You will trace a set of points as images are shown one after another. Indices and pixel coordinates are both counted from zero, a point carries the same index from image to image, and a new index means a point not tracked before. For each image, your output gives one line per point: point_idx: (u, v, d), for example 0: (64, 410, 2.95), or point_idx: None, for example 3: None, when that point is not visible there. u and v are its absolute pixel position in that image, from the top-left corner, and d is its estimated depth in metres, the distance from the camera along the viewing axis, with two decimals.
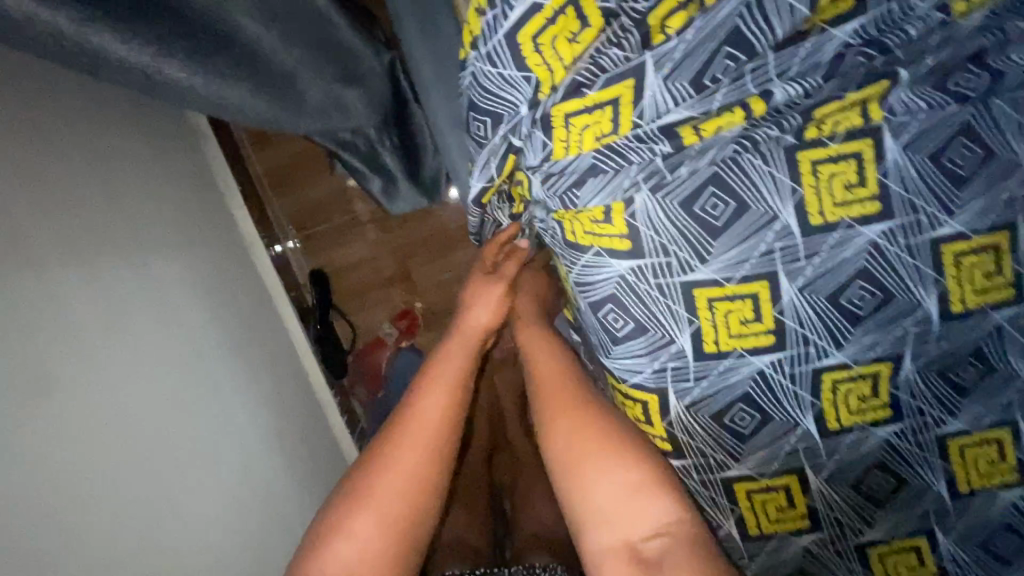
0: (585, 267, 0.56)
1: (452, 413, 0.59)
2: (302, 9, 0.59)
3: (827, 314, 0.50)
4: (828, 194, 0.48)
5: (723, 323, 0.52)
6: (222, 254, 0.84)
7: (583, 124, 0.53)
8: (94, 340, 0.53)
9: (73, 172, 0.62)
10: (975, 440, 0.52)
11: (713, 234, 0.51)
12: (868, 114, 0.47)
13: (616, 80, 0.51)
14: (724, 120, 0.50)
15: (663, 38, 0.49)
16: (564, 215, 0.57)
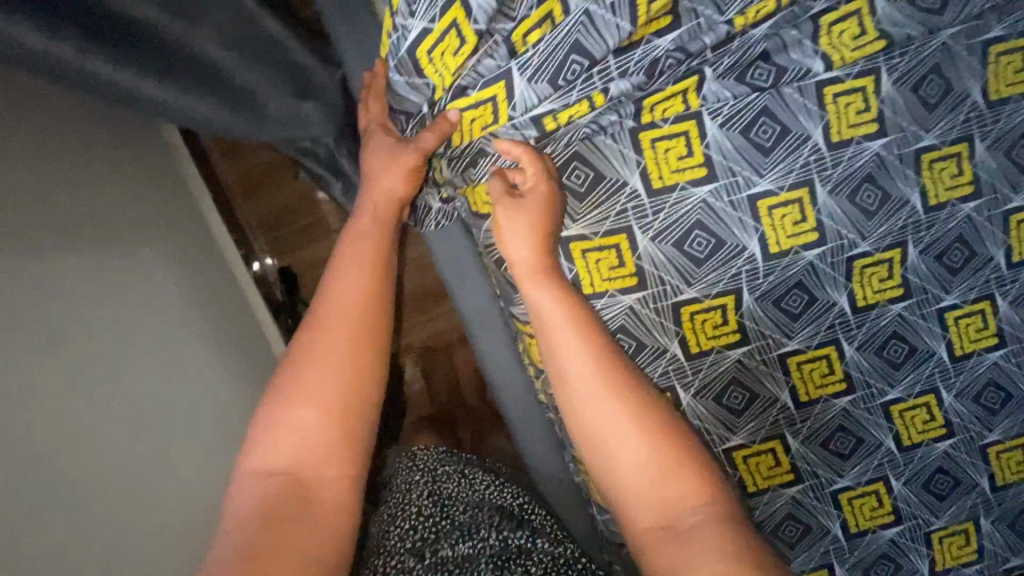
0: (489, 225, 1.07)
1: (357, 332, 0.91)
2: (280, 61, 1.07)
3: (677, 257, 1.03)
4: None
5: (597, 269, 1.03)
6: (182, 233, 1.22)
7: (470, 115, 0.97)
8: (61, 282, 0.86)
9: (67, 168, 1.00)
10: (809, 358, 1.08)
11: (580, 196, 1.01)
12: (689, 101, 0.98)
13: (490, 84, 0.93)
14: (578, 109, 0.95)
15: (523, 49, 0.90)
16: (471, 191, 1.06)
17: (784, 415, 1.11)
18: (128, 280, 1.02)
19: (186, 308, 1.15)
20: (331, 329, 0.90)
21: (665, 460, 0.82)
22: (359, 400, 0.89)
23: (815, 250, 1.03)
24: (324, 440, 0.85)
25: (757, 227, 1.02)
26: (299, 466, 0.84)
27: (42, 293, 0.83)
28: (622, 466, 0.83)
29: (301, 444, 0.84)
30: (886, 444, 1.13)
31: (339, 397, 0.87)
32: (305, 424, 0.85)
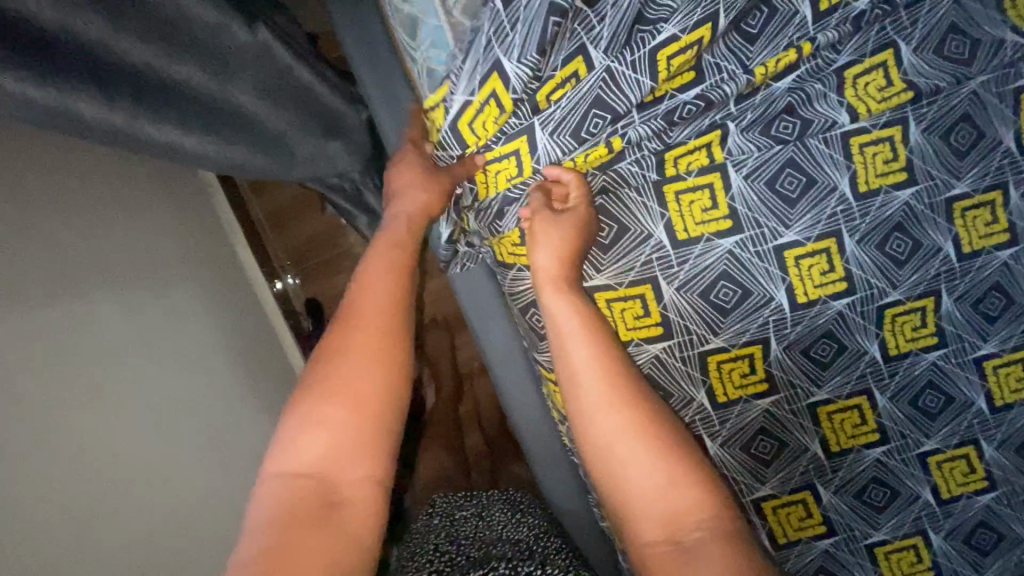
0: (520, 272, 1.12)
1: (388, 332, 0.88)
2: (313, 109, 1.17)
3: (699, 307, 1.05)
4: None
5: (624, 318, 1.08)
6: (217, 265, 1.28)
7: (499, 171, 1.05)
8: (102, 312, 0.94)
9: (118, 207, 1.07)
10: (836, 408, 1.08)
11: (603, 249, 1.06)
12: (713, 155, 1.02)
13: (515, 139, 1.02)
14: (594, 157, 1.03)
15: (545, 106, 0.99)
16: (500, 240, 1.11)
17: (814, 464, 1.11)
18: (177, 313, 1.11)
19: (229, 337, 1.23)
20: (358, 327, 0.87)
21: (668, 467, 0.77)
22: (387, 403, 0.84)
23: (846, 300, 1.03)
24: (350, 441, 0.80)
25: (783, 278, 1.03)
26: (325, 465, 0.78)
27: (95, 323, 0.92)
28: (621, 473, 0.79)
29: (326, 445, 0.79)
30: (925, 496, 1.11)
31: (371, 397, 0.83)
32: (329, 423, 0.80)
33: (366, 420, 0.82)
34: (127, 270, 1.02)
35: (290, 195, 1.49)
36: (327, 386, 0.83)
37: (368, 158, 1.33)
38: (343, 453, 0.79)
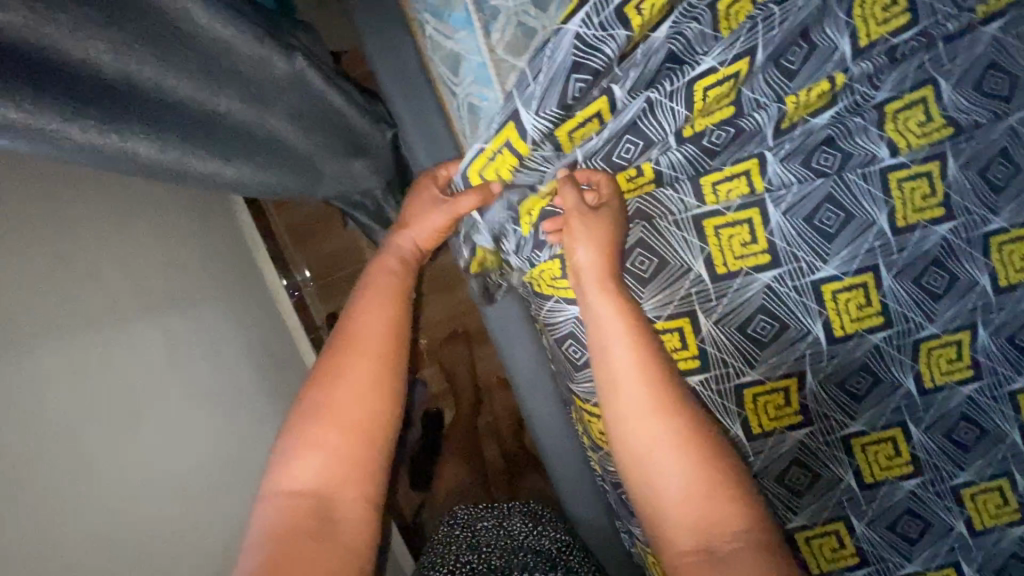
0: (737, 291, 0.66)
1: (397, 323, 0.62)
2: (344, 143, 0.94)
3: (914, 294, 0.67)
4: (910, 132, 0.64)
5: (847, 312, 0.67)
6: (236, 286, 0.99)
7: (728, 189, 0.65)
8: (118, 363, 0.63)
9: (125, 206, 0.76)
10: (981, 488, 0.71)
11: (829, 239, 0.65)
12: (931, 110, 0.64)
13: (746, 158, 0.65)
14: (920, 182, 0.65)
15: (790, 125, 0.65)
16: (714, 246, 0.66)
17: None
18: (207, 350, 0.82)
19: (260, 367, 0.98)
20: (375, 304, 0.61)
21: (716, 494, 0.47)
22: (371, 414, 0.56)
23: None
24: (331, 458, 0.53)
25: None
26: (317, 481, 0.52)
27: (113, 382, 0.61)
28: (668, 498, 0.48)
29: (331, 444, 0.54)
30: None
31: (356, 386, 0.56)
32: (326, 429, 0.54)
33: (348, 435, 0.54)
34: (155, 290, 0.75)
35: (312, 212, 1.30)
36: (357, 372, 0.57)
37: (391, 174, 1.14)
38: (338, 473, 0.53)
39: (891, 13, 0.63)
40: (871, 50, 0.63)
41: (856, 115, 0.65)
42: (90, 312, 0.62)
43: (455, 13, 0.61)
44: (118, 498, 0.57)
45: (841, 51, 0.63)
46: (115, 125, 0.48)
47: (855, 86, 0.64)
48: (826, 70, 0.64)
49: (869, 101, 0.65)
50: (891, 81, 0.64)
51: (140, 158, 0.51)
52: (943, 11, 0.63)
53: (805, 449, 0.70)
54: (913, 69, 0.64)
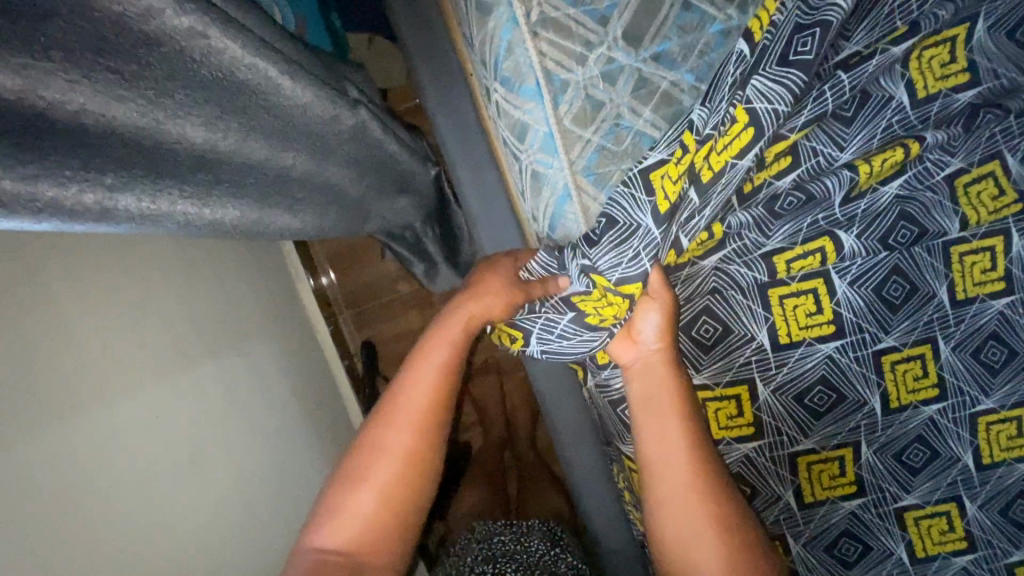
0: (796, 361, 0.66)
1: (441, 390, 0.61)
2: (391, 181, 0.97)
3: (975, 369, 0.66)
4: (982, 207, 0.64)
5: (904, 382, 0.66)
6: (271, 319, 1.01)
7: (799, 261, 0.66)
8: (158, 413, 0.65)
9: (170, 252, 0.78)
10: None
11: (894, 311, 0.65)
12: (999, 183, 0.63)
13: (818, 230, 0.66)
14: (982, 254, 0.64)
15: (860, 192, 0.65)
16: (780, 316, 0.66)
17: None
18: (239, 392, 0.83)
19: (295, 400, 1.00)
20: (425, 376, 0.61)
21: None
22: (406, 488, 0.59)
23: None
24: (363, 522, 0.57)
25: None
26: (350, 544, 0.56)
27: (146, 437, 0.62)
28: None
29: (363, 519, 0.57)
30: None
31: (394, 453, 0.59)
32: (360, 505, 0.58)
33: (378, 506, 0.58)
34: (195, 339, 0.77)
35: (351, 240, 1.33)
36: (394, 440, 0.59)
37: (431, 208, 1.18)
38: (375, 542, 0.57)
39: (949, 69, 0.62)
40: (932, 103, 0.63)
41: (925, 186, 0.64)
42: (134, 365, 0.64)
43: (525, 85, 0.61)
44: (159, 553, 0.59)
45: (900, 99, 0.63)
46: (208, 198, 0.50)
47: (929, 157, 0.64)
48: (891, 133, 0.64)
49: (942, 169, 0.64)
50: (948, 146, 0.64)
51: (227, 225, 0.53)
52: (1011, 76, 0.61)
53: (857, 518, 0.69)
54: (985, 140, 0.63)
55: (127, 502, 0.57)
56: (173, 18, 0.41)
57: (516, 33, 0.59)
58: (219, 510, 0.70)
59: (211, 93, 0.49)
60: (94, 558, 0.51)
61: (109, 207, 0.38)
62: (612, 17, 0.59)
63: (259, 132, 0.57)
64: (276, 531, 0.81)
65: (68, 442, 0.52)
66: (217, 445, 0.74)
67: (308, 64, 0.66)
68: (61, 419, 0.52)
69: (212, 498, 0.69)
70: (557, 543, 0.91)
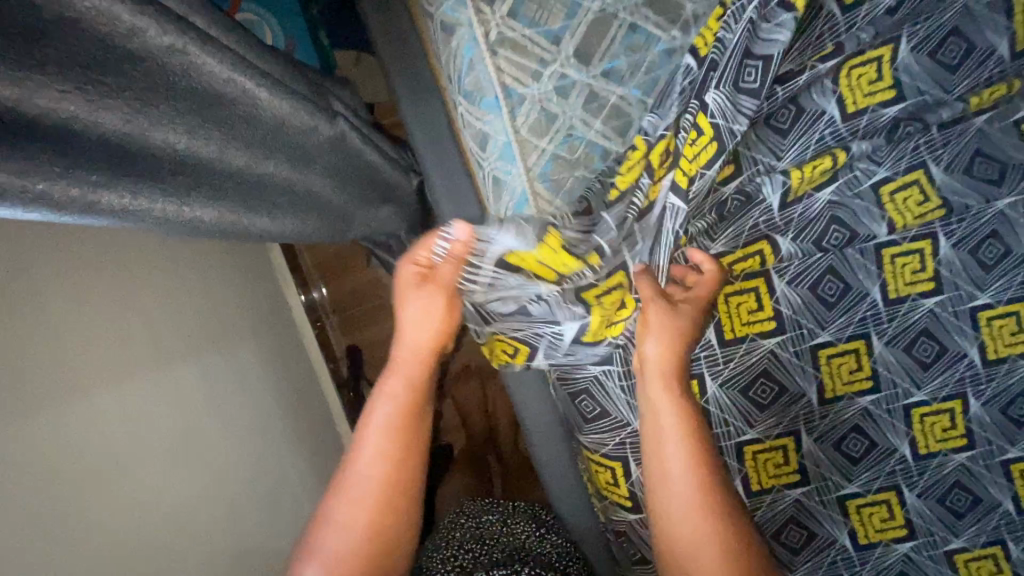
0: (737, 355, 0.71)
1: (399, 421, 0.59)
2: (375, 189, 1.02)
3: (908, 363, 0.70)
4: (908, 211, 0.69)
5: (838, 374, 0.70)
6: (255, 320, 1.05)
7: (740, 264, 0.71)
8: (137, 404, 0.69)
9: (156, 255, 0.82)
10: (975, 554, 0.73)
11: (827, 308, 0.70)
12: (924, 190, 0.69)
13: (758, 234, 0.71)
14: (911, 255, 0.69)
15: (800, 195, 0.70)
16: (724, 313, 0.71)
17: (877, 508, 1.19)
18: (221, 388, 0.87)
19: (278, 399, 1.03)
20: (384, 410, 0.58)
21: None
22: (379, 518, 0.57)
23: None
24: (348, 561, 0.55)
25: None
26: None
27: (124, 427, 0.66)
28: None
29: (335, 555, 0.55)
30: None
31: (366, 481, 0.57)
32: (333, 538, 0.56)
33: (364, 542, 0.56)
34: (179, 336, 0.81)
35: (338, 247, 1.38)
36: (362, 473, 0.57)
37: (415, 217, 1.23)
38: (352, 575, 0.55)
39: (876, 86, 0.67)
40: (860, 116, 0.68)
41: (853, 194, 0.70)
42: (116, 359, 0.68)
43: (485, 98, 0.66)
44: (131, 536, 0.62)
45: (830, 113, 0.68)
46: (189, 198, 0.55)
47: (853, 167, 0.69)
48: (822, 144, 0.69)
49: (869, 178, 0.69)
50: (874, 156, 0.69)
51: (206, 225, 0.58)
52: (929, 93, 0.68)
53: (801, 506, 0.73)
54: (910, 150, 0.69)
55: (102, 485, 0.60)
56: (156, 37, 0.47)
57: (476, 51, 0.65)
58: (196, 498, 0.74)
59: (190, 105, 0.54)
60: (66, 535, 0.55)
61: (91, 201, 0.43)
62: (564, 37, 0.65)
63: (239, 142, 0.62)
64: (252, 524, 0.84)
65: (48, 423, 0.56)
66: (197, 436, 0.78)
67: (290, 80, 0.72)
68: (41, 406, 0.56)
69: (188, 487, 0.73)
70: (540, 525, 0.88)
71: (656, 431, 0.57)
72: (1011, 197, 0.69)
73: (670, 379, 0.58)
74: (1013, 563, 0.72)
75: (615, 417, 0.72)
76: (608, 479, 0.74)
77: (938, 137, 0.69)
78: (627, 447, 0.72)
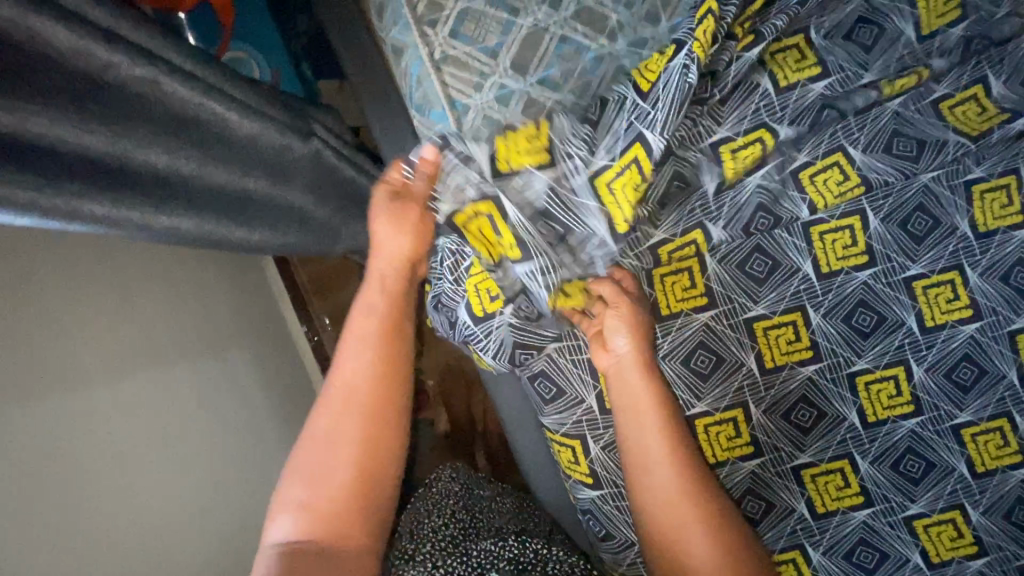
0: (678, 330, 0.75)
1: (374, 361, 0.68)
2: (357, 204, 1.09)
3: (845, 333, 0.74)
4: (829, 193, 0.75)
5: (776, 346, 0.75)
6: (251, 332, 1.12)
7: (674, 248, 0.76)
8: (133, 403, 0.75)
9: (152, 273, 0.90)
10: (935, 520, 0.74)
11: (760, 284, 0.75)
12: (844, 170, 0.74)
13: (693, 220, 0.76)
14: (839, 230, 0.74)
15: (733, 176, 0.75)
16: (660, 295, 0.75)
17: None
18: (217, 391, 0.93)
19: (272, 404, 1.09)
20: (356, 342, 0.68)
21: (696, 527, 0.59)
22: (362, 444, 0.64)
23: None
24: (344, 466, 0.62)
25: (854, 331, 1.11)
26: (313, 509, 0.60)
27: (120, 423, 0.72)
28: (665, 527, 0.60)
29: (334, 478, 0.62)
30: None
31: (344, 408, 0.65)
32: (330, 463, 0.62)
33: (347, 479, 0.62)
34: (174, 343, 0.88)
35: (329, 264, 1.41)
36: (345, 414, 0.65)
37: None
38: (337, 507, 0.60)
39: (803, 64, 0.74)
40: (791, 90, 0.74)
41: (779, 178, 0.75)
42: (112, 362, 0.75)
43: (433, 109, 0.74)
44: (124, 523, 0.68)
45: (765, 86, 0.74)
46: (169, 208, 0.62)
47: (774, 153, 0.75)
48: (757, 118, 0.74)
49: (791, 164, 0.75)
50: (793, 145, 0.75)
51: (184, 235, 0.65)
52: (852, 69, 0.74)
53: (757, 478, 0.76)
54: (828, 137, 0.75)
55: (98, 473, 0.67)
56: (129, 69, 0.54)
57: (423, 69, 0.72)
58: (190, 490, 0.79)
59: (167, 128, 0.61)
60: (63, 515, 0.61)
61: (76, 209, 0.50)
62: (500, 52, 0.72)
63: (216, 162, 0.70)
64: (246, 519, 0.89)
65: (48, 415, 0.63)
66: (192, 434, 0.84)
67: (264, 106, 0.80)
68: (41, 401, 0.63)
69: (180, 480, 0.79)
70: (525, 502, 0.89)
71: (632, 409, 0.64)
72: (935, 170, 0.74)
73: (641, 369, 0.65)
74: (974, 527, 0.73)
75: (571, 395, 0.76)
76: (570, 458, 0.78)
77: (846, 123, 0.75)
78: (585, 426, 0.76)
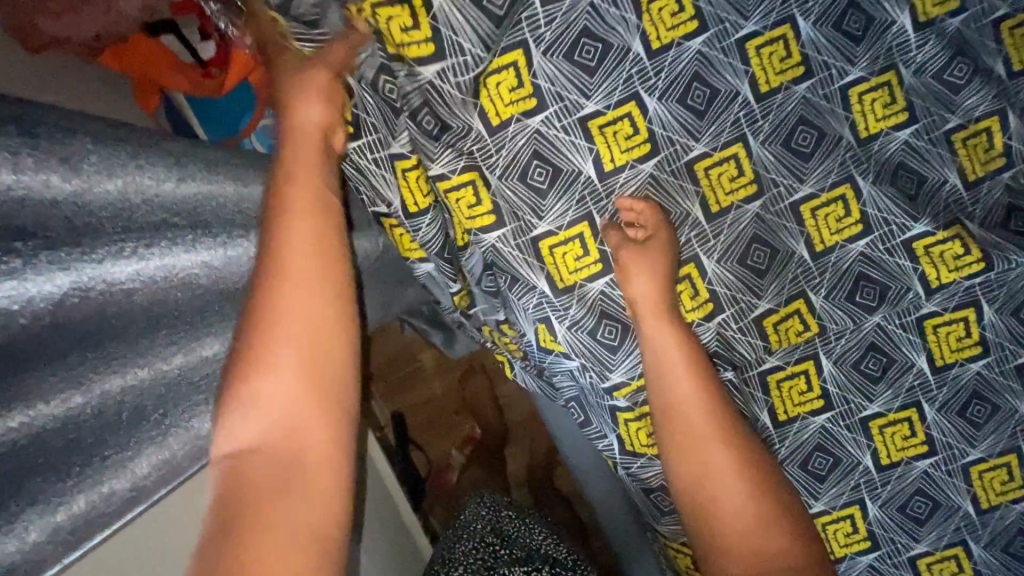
0: (795, 436, 0.74)
1: (326, 234, 0.52)
2: None
3: (959, 424, 0.74)
4: (945, 264, 0.73)
5: (893, 442, 0.74)
6: None
7: (784, 328, 0.74)
8: None
9: None
10: None
11: (874, 382, 0.74)
12: (959, 258, 0.73)
13: (796, 297, 0.74)
14: (955, 322, 0.73)
15: (826, 248, 0.74)
16: (775, 399, 0.74)
17: None
18: None
19: None
20: (299, 223, 0.51)
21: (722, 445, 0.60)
22: (334, 336, 0.50)
23: None
24: (306, 367, 0.48)
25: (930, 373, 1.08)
26: (280, 431, 0.46)
27: None
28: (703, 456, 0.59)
29: (288, 401, 0.47)
30: None
31: (294, 290, 0.49)
32: (278, 385, 0.47)
33: (310, 376, 0.48)
34: None
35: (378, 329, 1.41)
36: (285, 303, 0.48)
37: None
38: (309, 420, 0.47)
39: (890, 110, 0.72)
40: (875, 141, 0.73)
41: (885, 249, 0.73)
42: None
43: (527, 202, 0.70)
44: None
45: (846, 138, 0.73)
46: None
47: (870, 207, 0.73)
48: (844, 172, 0.73)
49: (904, 233, 0.73)
50: (887, 200, 0.73)
51: None
52: (938, 113, 0.72)
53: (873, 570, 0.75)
54: (941, 210, 0.74)
55: None
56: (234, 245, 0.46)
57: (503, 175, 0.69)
58: None
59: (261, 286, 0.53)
60: None
61: None
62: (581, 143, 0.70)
63: None
64: None
65: None
66: None
67: None
68: None
69: None
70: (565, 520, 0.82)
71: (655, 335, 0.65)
72: None
73: (663, 305, 0.66)
74: None
75: None
76: (687, 563, 0.75)
77: (937, 182, 0.73)
78: None
